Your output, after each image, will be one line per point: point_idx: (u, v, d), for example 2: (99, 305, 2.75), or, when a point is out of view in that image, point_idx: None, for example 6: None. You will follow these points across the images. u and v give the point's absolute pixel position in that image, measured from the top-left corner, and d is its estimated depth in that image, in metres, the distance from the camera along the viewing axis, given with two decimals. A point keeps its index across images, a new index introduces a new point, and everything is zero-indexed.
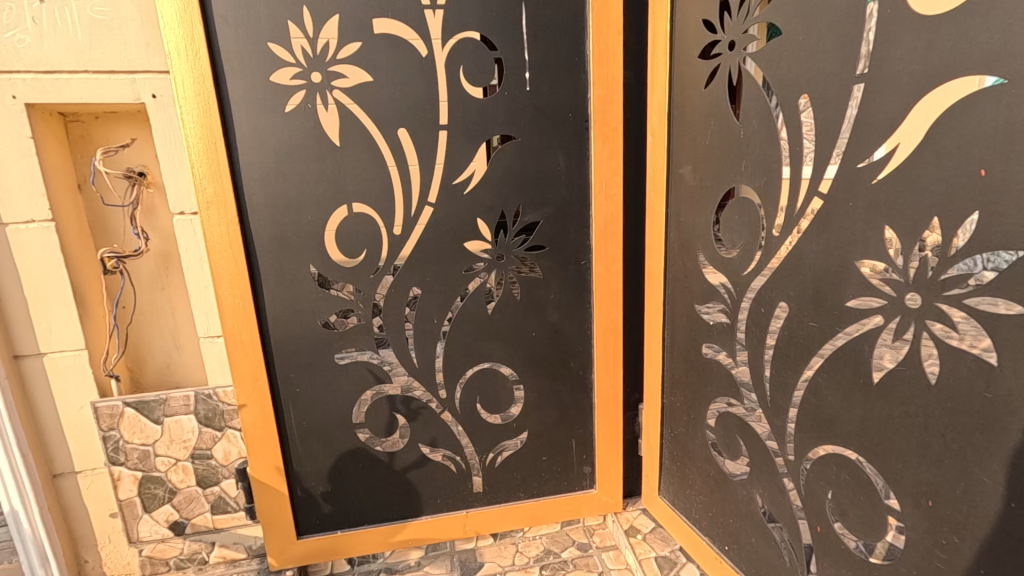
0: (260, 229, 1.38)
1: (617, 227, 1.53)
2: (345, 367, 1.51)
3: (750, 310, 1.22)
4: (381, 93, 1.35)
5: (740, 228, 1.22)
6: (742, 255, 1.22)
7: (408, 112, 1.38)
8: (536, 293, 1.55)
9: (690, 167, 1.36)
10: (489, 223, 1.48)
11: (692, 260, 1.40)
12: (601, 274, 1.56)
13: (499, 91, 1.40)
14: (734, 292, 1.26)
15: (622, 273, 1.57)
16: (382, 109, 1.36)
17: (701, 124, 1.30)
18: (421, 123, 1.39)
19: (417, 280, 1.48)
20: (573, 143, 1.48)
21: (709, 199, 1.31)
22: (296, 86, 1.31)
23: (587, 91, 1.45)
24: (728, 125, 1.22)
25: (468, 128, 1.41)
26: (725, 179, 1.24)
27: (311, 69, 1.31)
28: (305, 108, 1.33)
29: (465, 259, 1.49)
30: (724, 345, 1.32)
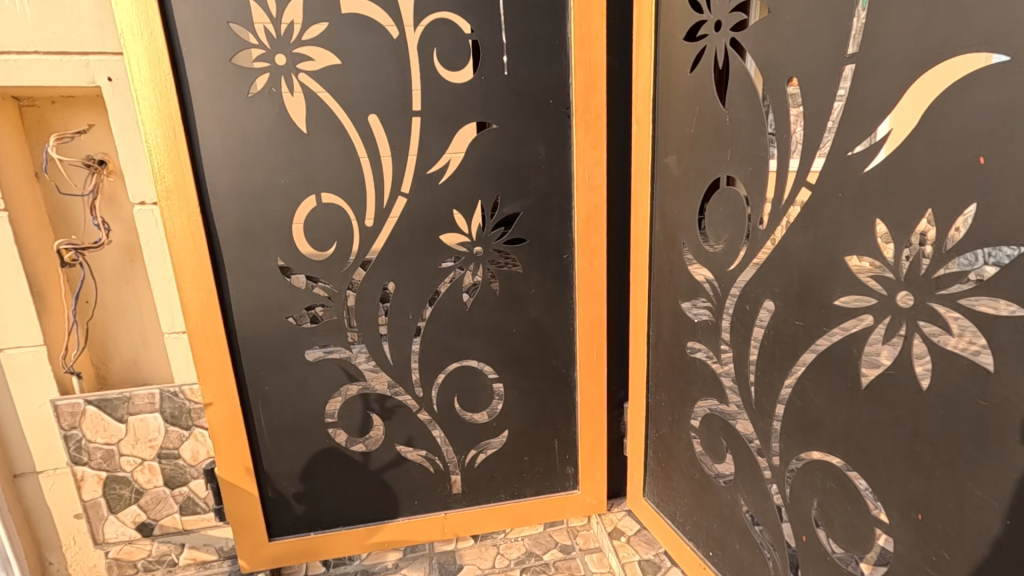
0: (224, 220, 1.31)
1: (601, 219, 1.47)
2: (316, 365, 1.45)
3: (735, 307, 1.15)
4: (351, 77, 1.28)
5: (725, 220, 1.15)
6: (727, 248, 1.16)
7: (379, 98, 1.31)
8: (516, 289, 1.49)
9: (675, 157, 1.30)
10: (466, 215, 1.41)
11: (677, 255, 1.33)
12: (584, 269, 1.50)
13: (475, 76, 1.33)
14: (718, 288, 1.20)
15: (605, 268, 1.51)
16: (351, 94, 1.29)
17: (687, 111, 1.23)
18: (393, 109, 1.32)
19: (391, 274, 1.42)
20: (554, 131, 1.40)
21: (695, 190, 1.24)
22: (259, 69, 1.25)
23: (569, 76, 1.37)
24: (714, 111, 1.15)
25: (442, 114, 1.34)
26: (711, 168, 1.17)
27: (275, 50, 1.24)
28: (270, 92, 1.26)
29: (441, 252, 1.43)
30: (707, 343, 1.26)
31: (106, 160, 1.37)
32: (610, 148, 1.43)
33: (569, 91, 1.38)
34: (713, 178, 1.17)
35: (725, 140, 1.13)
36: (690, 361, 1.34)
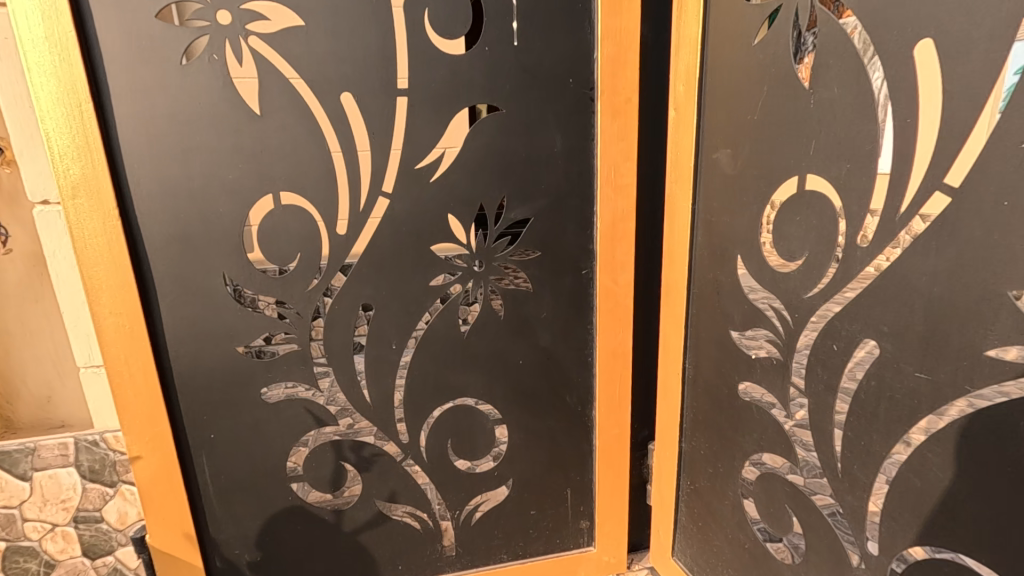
0: (152, 226, 1.02)
1: (628, 227, 1.20)
2: (275, 407, 1.16)
3: (815, 345, 0.89)
4: (316, 42, 0.99)
5: (801, 233, 0.89)
6: (805, 269, 0.89)
7: (353, 71, 1.02)
8: (524, 311, 1.22)
9: (729, 152, 1.03)
10: (464, 221, 1.13)
11: (728, 274, 1.07)
12: (606, 287, 1.23)
13: (477, 46, 1.05)
14: (790, 320, 0.93)
15: (632, 286, 1.24)
16: (317, 65, 1.00)
17: (748, 93, 0.96)
18: (372, 85, 1.03)
19: (370, 294, 1.14)
20: (574, 118, 1.13)
21: (757, 193, 0.97)
22: (195, 29, 0.95)
23: (593, 48, 1.09)
24: (791, 91, 0.88)
25: (435, 93, 1.06)
26: (784, 166, 0.91)
27: (215, 5, 0.95)
28: (209, 61, 0.97)
29: (433, 267, 1.15)
30: (770, 388, 0.99)
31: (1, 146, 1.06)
32: (641, 140, 1.16)
33: (593, 68, 1.11)
34: (786, 178, 0.91)
35: (806, 129, 0.86)
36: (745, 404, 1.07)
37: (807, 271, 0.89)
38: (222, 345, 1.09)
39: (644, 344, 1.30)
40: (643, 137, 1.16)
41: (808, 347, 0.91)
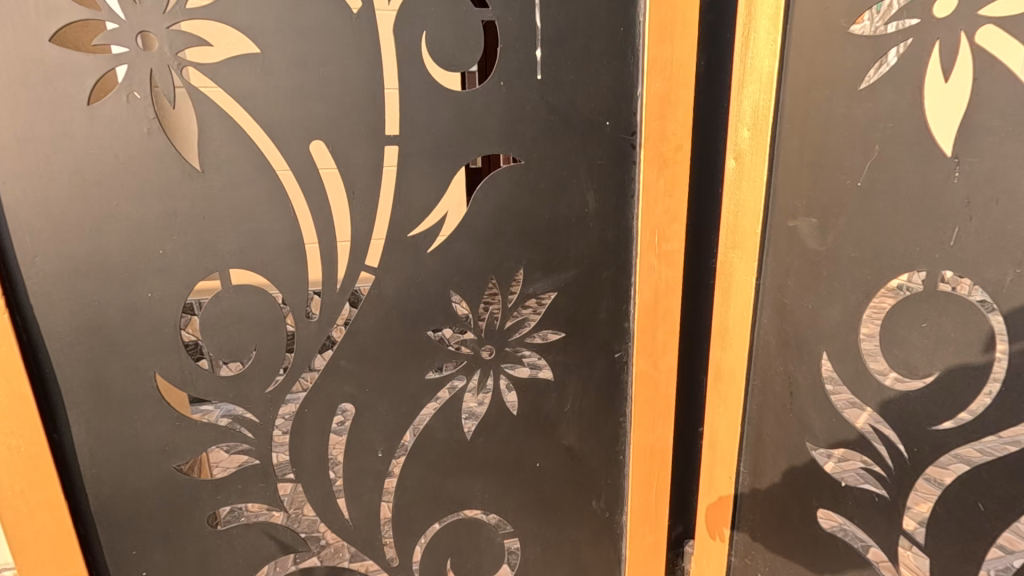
0: (54, 318, 0.76)
1: (672, 302, 0.97)
2: (228, 534, 0.90)
3: (948, 493, 0.69)
4: (278, 73, 0.74)
5: (925, 343, 0.69)
6: (940, 395, 0.68)
7: (328, 112, 0.77)
8: (545, 405, 0.98)
9: (814, 222, 0.80)
10: (472, 299, 0.90)
11: (809, 372, 0.85)
12: (644, 374, 1.00)
13: (490, 80, 0.81)
14: (910, 451, 0.73)
15: (676, 371, 1.01)
16: (281, 105, 0.76)
17: (848, 151, 0.75)
18: (353, 131, 0.78)
19: (351, 392, 0.89)
20: (611, 170, 0.89)
21: (858, 281, 0.75)
22: (105, 57, 0.70)
23: (637, 82, 0.86)
24: (922, 158, 0.66)
25: (436, 141, 0.82)
26: (905, 254, 0.69)
27: (134, 25, 0.69)
28: (129, 99, 0.71)
29: (432, 356, 0.91)
30: (873, 526, 0.79)
31: None
32: (692, 196, 0.92)
33: (636, 108, 0.87)
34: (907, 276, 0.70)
35: (949, 211, 0.64)
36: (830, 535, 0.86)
37: (936, 394, 0.69)
38: (155, 465, 0.84)
39: (683, 437, 1.07)
40: (695, 193, 0.92)
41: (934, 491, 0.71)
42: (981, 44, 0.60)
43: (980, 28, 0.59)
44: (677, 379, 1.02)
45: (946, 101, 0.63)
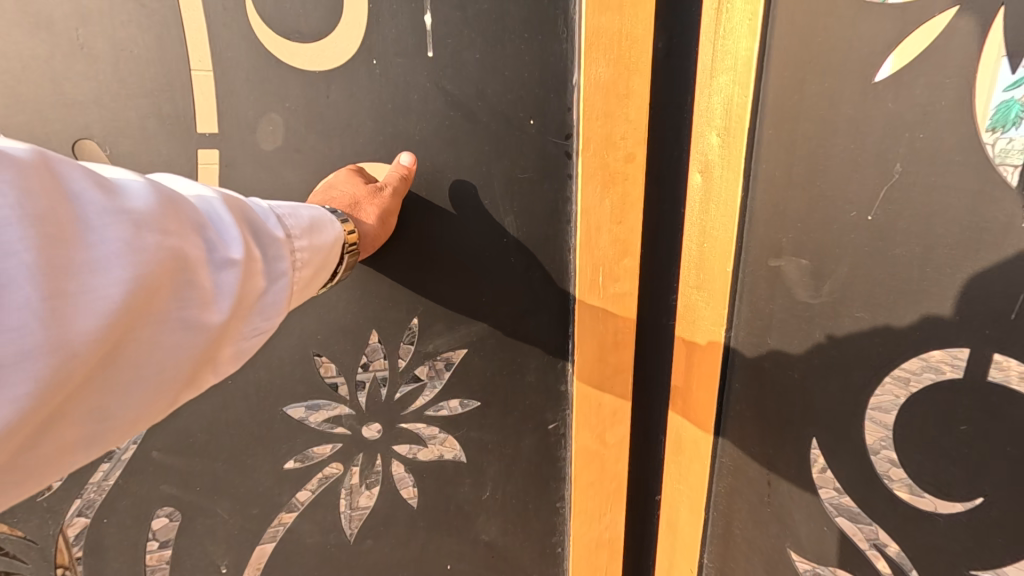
0: None
1: (623, 359, 0.74)
2: None
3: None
4: (7, 35, 0.48)
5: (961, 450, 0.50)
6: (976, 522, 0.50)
7: (99, 98, 0.51)
8: (455, 493, 0.75)
9: (806, 265, 0.59)
10: (347, 362, 0.65)
11: (794, 467, 0.64)
12: (587, 450, 0.77)
13: (358, 57, 0.56)
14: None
15: (628, 444, 0.79)
16: (18, 85, 0.49)
17: (856, 172, 0.53)
18: (144, 128, 0.52)
19: (173, 493, 0.64)
20: (538, 188, 0.66)
21: (868, 354, 0.55)
22: None
23: (571, 66, 0.62)
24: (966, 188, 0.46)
25: (278, 143, 0.56)
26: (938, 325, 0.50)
27: None
28: None
29: (292, 439, 0.66)
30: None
31: None
32: (648, 222, 0.69)
33: (571, 103, 0.63)
34: (945, 353, 0.50)
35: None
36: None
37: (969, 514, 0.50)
38: None
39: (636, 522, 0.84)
40: (650, 218, 0.69)
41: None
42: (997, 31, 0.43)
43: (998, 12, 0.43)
44: (629, 454, 0.79)
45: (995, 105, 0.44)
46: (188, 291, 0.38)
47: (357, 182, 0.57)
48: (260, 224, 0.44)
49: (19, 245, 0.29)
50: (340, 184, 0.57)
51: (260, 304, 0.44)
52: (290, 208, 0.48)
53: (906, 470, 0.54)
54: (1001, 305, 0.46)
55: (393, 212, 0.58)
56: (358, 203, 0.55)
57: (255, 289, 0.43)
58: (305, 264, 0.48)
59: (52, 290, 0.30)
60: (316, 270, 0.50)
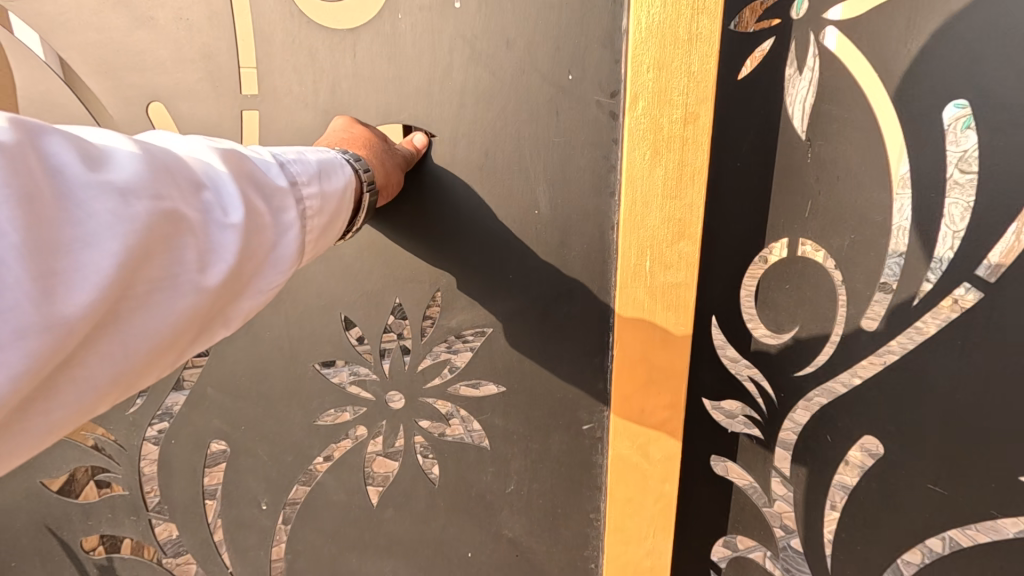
0: None
1: (672, 364, 0.62)
2: (101, 564, 0.78)
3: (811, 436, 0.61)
4: (99, 10, 0.56)
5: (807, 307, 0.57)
6: (828, 365, 0.58)
7: (163, 65, 0.57)
8: (477, 479, 0.71)
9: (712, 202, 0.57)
10: (371, 330, 0.65)
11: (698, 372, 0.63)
12: (625, 463, 0.67)
13: (383, 14, 0.54)
14: (769, 404, 0.61)
15: (677, 466, 0.66)
16: (106, 55, 0.57)
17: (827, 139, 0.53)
18: (196, 93, 0.58)
19: (223, 427, 0.71)
20: (577, 155, 0.58)
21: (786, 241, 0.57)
22: None
23: (622, 11, 0.53)
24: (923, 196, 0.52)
25: (309, 105, 0.57)
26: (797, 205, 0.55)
27: None
28: None
29: (321, 397, 0.68)
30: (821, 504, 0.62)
31: None
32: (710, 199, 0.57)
33: (621, 55, 0.55)
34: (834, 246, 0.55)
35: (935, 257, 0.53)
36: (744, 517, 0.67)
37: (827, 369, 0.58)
38: (13, 478, 0.73)
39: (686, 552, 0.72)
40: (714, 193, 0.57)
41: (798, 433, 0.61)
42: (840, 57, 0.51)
43: (828, 34, 0.51)
44: (679, 477, 0.67)
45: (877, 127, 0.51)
46: (188, 253, 0.37)
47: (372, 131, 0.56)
48: (263, 178, 0.43)
49: (8, 224, 0.28)
50: (351, 131, 0.55)
51: (270, 260, 0.44)
52: (293, 158, 0.48)
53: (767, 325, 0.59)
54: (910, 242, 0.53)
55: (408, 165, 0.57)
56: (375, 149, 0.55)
57: (262, 242, 0.43)
58: (317, 212, 0.48)
59: (43, 264, 0.30)
60: (330, 218, 0.49)
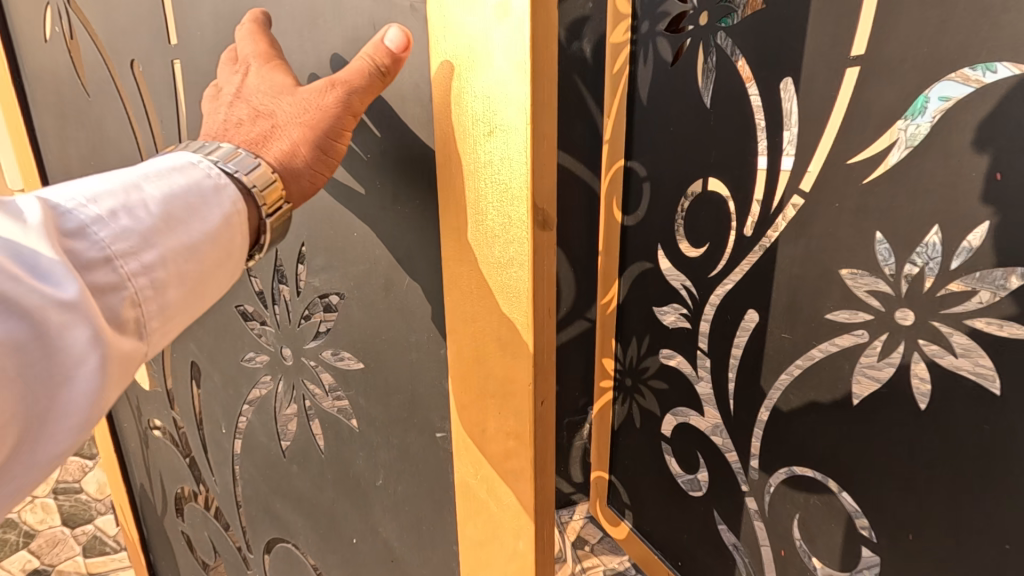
0: None
1: (508, 381, 0.46)
2: (154, 440, 0.96)
3: (715, 318, 0.74)
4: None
5: (710, 232, 0.73)
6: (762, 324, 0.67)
7: (128, 28, 0.68)
8: (349, 461, 0.64)
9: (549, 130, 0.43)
10: (262, 276, 0.66)
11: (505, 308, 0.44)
12: (471, 494, 0.52)
13: None
14: (694, 300, 0.78)
15: (526, 514, 0.48)
16: (105, 26, 0.70)
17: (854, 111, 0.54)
18: (146, 52, 0.66)
19: (194, 350, 0.79)
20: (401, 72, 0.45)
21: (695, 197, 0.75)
22: None
23: None
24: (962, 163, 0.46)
25: (202, 52, 0.60)
26: (693, 167, 0.74)
27: None
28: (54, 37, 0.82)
29: (240, 339, 0.71)
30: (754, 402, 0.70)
31: None
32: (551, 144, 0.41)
33: None
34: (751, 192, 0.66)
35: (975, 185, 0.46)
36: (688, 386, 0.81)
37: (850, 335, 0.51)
38: None
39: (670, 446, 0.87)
40: (553, 130, 0.41)
41: (713, 321, 0.75)
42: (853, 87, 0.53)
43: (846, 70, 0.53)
44: (535, 542, 0.48)
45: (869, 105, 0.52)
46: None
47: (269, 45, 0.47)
48: (193, 235, 0.38)
49: None
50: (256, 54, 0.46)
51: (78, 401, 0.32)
52: (210, 183, 0.41)
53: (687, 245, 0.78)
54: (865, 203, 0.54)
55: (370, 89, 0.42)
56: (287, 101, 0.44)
57: (71, 365, 0.31)
58: (160, 300, 0.37)
59: None
60: (198, 282, 0.39)
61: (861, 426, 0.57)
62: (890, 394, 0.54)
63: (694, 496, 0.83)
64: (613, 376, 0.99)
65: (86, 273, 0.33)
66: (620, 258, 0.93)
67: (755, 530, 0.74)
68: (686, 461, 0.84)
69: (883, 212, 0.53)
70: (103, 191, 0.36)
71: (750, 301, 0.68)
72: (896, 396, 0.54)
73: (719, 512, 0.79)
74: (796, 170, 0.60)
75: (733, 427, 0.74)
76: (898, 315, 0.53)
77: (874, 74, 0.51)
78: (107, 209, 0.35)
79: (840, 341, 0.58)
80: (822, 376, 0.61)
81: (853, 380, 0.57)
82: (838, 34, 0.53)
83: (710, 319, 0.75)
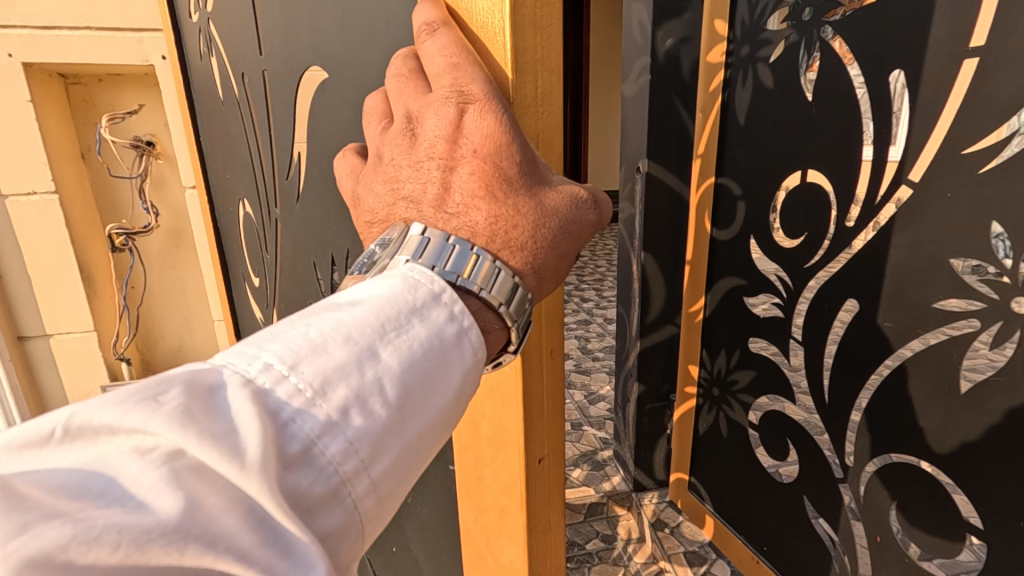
0: (218, 212, 1.24)
1: (500, 431, 0.45)
2: None
3: (812, 307, 0.73)
4: (235, 21, 0.82)
5: (808, 221, 0.72)
6: (858, 314, 0.67)
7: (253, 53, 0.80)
8: None
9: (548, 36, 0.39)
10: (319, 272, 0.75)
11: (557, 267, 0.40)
12: (474, 549, 0.52)
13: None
14: (788, 290, 0.77)
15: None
16: (242, 53, 0.84)
17: (966, 100, 0.52)
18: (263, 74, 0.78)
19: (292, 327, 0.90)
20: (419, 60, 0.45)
21: (796, 188, 0.74)
22: (199, 29, 1.00)
23: None
24: None
25: (289, 68, 0.69)
26: (794, 155, 0.74)
27: (205, 14, 0.95)
28: (212, 61, 0.98)
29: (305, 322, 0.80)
30: (847, 389, 0.70)
31: (155, 143, 1.49)
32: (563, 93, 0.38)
33: None
34: (855, 185, 0.65)
35: None
36: (778, 375, 0.81)
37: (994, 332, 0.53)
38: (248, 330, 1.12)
39: (758, 434, 0.87)
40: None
41: (808, 309, 0.74)
42: (972, 77, 0.51)
43: (965, 61, 0.52)
44: None
45: (983, 92, 0.51)
46: None
47: (466, 52, 0.36)
48: (423, 419, 0.30)
49: None
50: (402, 91, 0.39)
51: None
52: (452, 332, 0.33)
53: (785, 234, 0.77)
54: (978, 191, 0.53)
55: (581, 201, 0.38)
56: (517, 185, 0.35)
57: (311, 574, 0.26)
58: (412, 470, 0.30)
59: None
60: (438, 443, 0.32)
61: (964, 413, 0.56)
62: (1000, 381, 0.53)
63: (784, 482, 0.83)
64: (698, 383, 1.00)
65: (316, 506, 0.26)
66: (710, 252, 0.93)
67: (850, 517, 0.73)
68: (775, 449, 0.84)
69: (1001, 203, 0.51)
70: (332, 370, 0.28)
71: (851, 291, 0.67)
72: (1010, 382, 0.52)
73: (811, 500, 0.78)
74: (905, 160, 0.59)
75: (827, 418, 0.73)
76: (1013, 304, 0.51)
77: (993, 64, 0.50)
78: (336, 406, 0.27)
79: (948, 332, 0.57)
80: (922, 368, 0.60)
81: (959, 367, 0.56)
82: (955, 23, 0.52)
83: (805, 309, 0.74)
